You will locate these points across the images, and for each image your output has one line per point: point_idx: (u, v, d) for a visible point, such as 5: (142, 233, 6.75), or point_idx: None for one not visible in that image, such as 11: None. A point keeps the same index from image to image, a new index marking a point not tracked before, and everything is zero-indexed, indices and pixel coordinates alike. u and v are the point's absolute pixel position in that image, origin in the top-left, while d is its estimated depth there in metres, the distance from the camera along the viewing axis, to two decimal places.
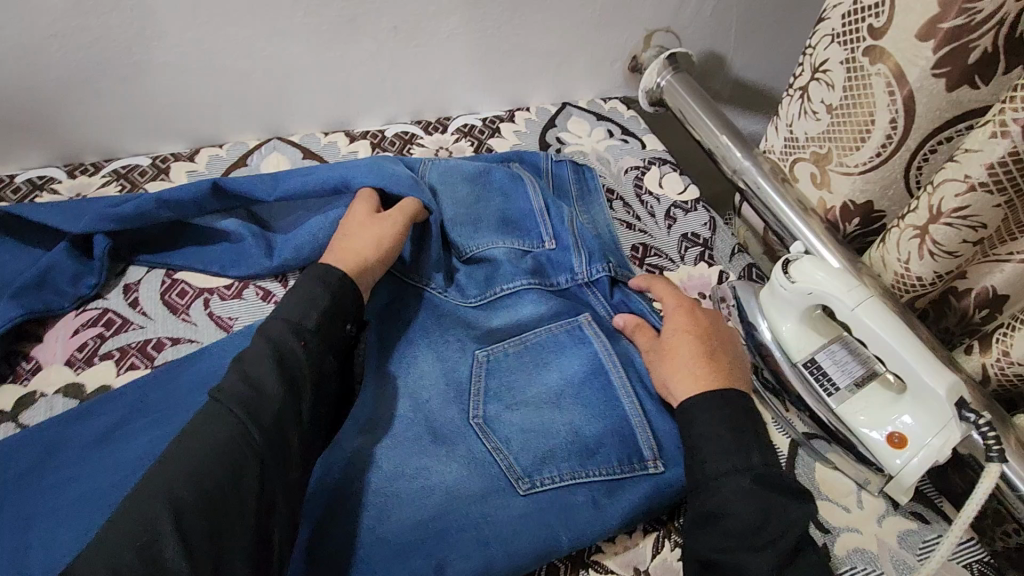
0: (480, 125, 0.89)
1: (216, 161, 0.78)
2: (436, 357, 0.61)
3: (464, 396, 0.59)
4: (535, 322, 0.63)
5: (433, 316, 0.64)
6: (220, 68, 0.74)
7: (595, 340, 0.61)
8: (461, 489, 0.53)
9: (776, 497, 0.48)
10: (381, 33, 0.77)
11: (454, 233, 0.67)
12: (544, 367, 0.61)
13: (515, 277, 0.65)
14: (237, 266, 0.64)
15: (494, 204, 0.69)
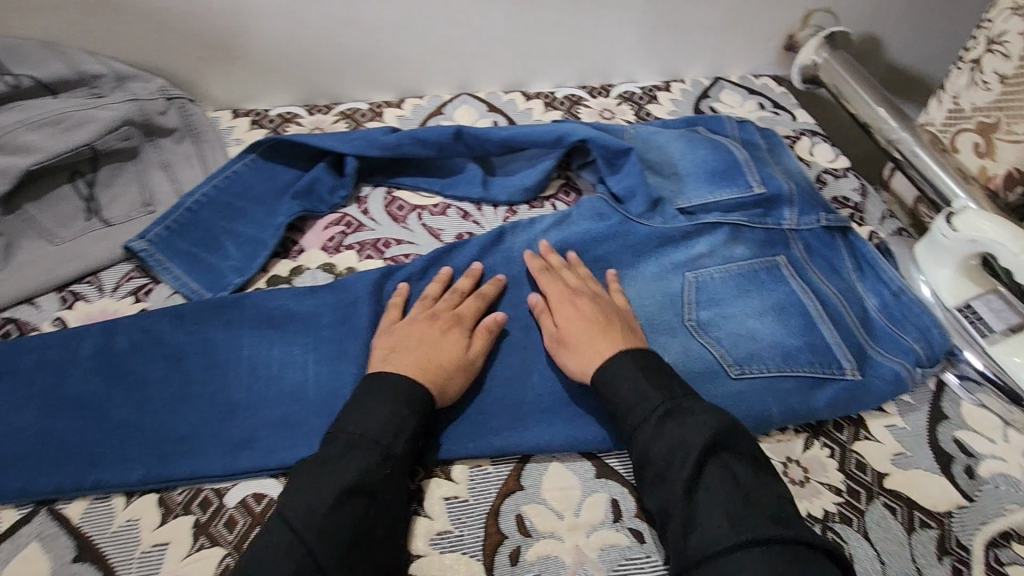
0: (639, 93, 0.97)
1: (419, 108, 0.92)
2: (657, 270, 0.72)
3: (678, 305, 0.69)
4: (741, 255, 0.72)
5: (626, 242, 0.73)
6: (434, 28, 0.88)
7: (791, 281, 0.70)
8: (682, 370, 0.63)
9: (678, 434, 0.50)
10: (568, 3, 0.88)
11: (661, 184, 0.77)
12: (748, 292, 0.70)
13: (723, 215, 0.74)
14: (452, 189, 0.78)
15: (696, 160, 0.79)
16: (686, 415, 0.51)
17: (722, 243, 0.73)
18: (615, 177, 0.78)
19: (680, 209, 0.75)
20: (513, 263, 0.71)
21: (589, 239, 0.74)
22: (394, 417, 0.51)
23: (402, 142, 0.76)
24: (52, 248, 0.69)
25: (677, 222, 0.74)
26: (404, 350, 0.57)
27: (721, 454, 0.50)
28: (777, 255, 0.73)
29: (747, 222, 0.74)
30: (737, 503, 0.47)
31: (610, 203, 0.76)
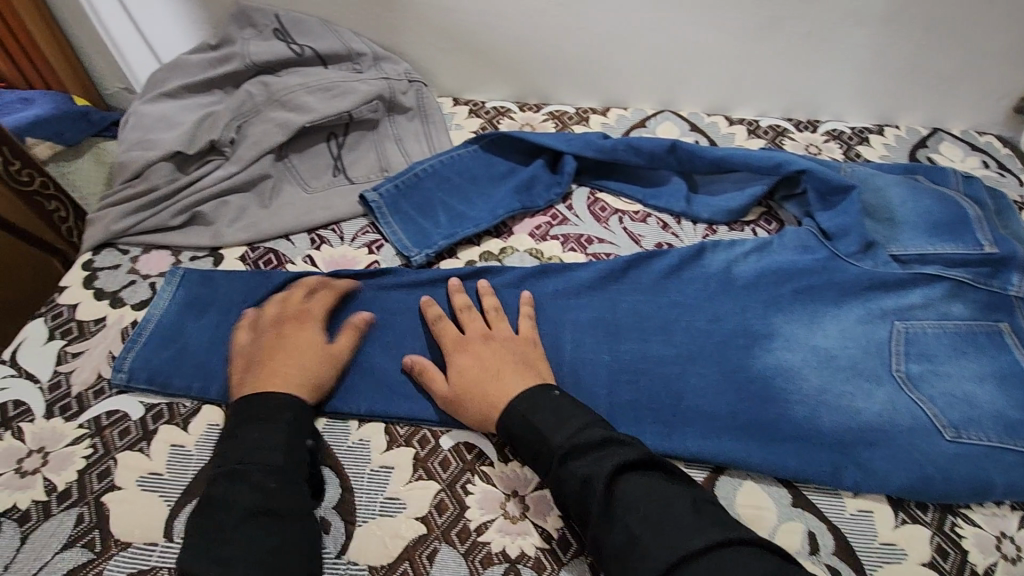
0: (849, 132, 0.94)
1: (622, 119, 0.95)
2: (863, 313, 0.68)
3: (885, 354, 0.66)
4: (956, 315, 0.67)
5: (835, 280, 0.70)
6: (656, 45, 0.91)
7: (1015, 350, 0.66)
8: (885, 418, 0.61)
9: (593, 465, 0.48)
10: (798, 36, 0.88)
11: (876, 227, 0.74)
12: (967, 353, 0.65)
13: (940, 270, 0.70)
14: (655, 199, 0.81)
15: (916, 209, 0.75)
16: (583, 447, 0.50)
17: (937, 297, 0.68)
18: (827, 214, 0.75)
19: (894, 257, 0.72)
20: (712, 280, 0.71)
21: (794, 268, 0.71)
22: (262, 440, 0.51)
23: (619, 148, 0.80)
24: (304, 194, 0.80)
25: (889, 268, 0.70)
26: (271, 356, 0.58)
27: (634, 472, 0.48)
28: (999, 321, 0.68)
29: (973, 281, 0.69)
30: (650, 499, 0.47)
31: (818, 236, 0.74)
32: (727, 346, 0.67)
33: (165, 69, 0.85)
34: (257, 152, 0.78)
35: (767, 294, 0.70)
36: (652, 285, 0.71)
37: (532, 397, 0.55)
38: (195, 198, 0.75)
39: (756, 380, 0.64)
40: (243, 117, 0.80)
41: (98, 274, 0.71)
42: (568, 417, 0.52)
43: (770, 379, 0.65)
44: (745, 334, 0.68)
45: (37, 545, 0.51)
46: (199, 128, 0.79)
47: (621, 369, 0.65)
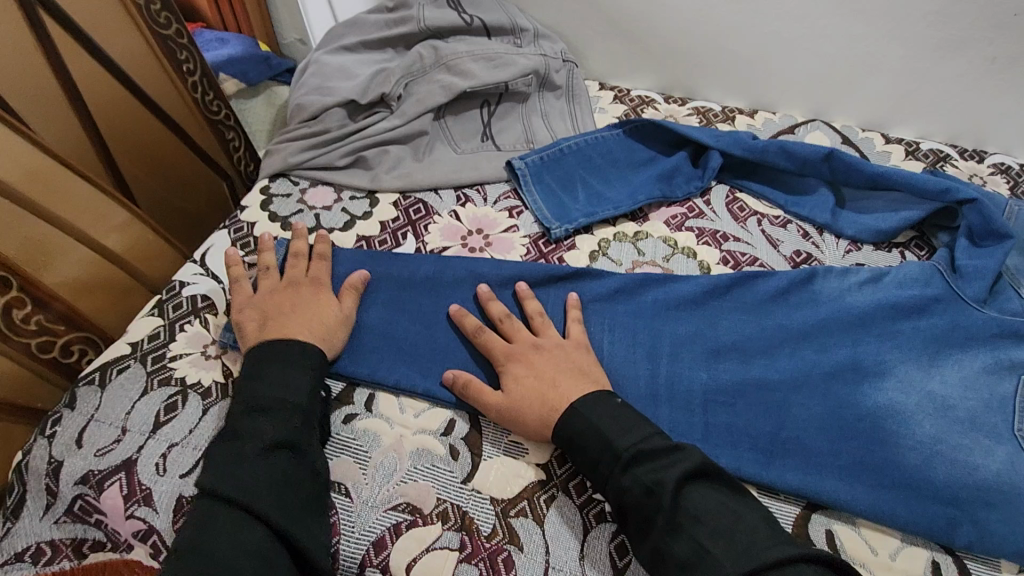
0: (1019, 168, 0.88)
1: (769, 123, 0.94)
2: (979, 362, 0.64)
3: (1009, 411, 0.61)
4: None
5: (972, 323, 0.66)
6: (822, 51, 0.88)
7: None
8: (1007, 480, 0.56)
9: (667, 474, 0.49)
10: (983, 58, 0.82)
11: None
12: None
13: None
14: (797, 206, 0.79)
15: None
16: (651, 454, 0.50)
17: None
18: (967, 251, 0.71)
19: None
20: (823, 305, 0.69)
21: (925, 309, 0.68)
22: (288, 376, 0.56)
23: (769, 151, 0.79)
24: (455, 156, 0.85)
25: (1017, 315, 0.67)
26: (270, 311, 0.62)
27: (699, 481, 0.50)
28: None
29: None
30: (720, 512, 0.48)
31: (942, 268, 0.71)
32: (832, 377, 0.64)
33: (345, 24, 0.92)
34: (420, 109, 0.84)
35: (886, 331, 0.67)
36: (761, 301, 0.70)
37: (587, 405, 0.54)
38: (361, 143, 0.82)
39: (858, 418, 0.61)
40: (410, 76, 0.87)
41: (273, 199, 0.79)
42: (634, 424, 0.52)
43: (883, 412, 0.61)
44: (870, 355, 0.65)
45: (216, 418, 0.57)
46: (372, 81, 0.86)
47: (732, 362, 0.65)
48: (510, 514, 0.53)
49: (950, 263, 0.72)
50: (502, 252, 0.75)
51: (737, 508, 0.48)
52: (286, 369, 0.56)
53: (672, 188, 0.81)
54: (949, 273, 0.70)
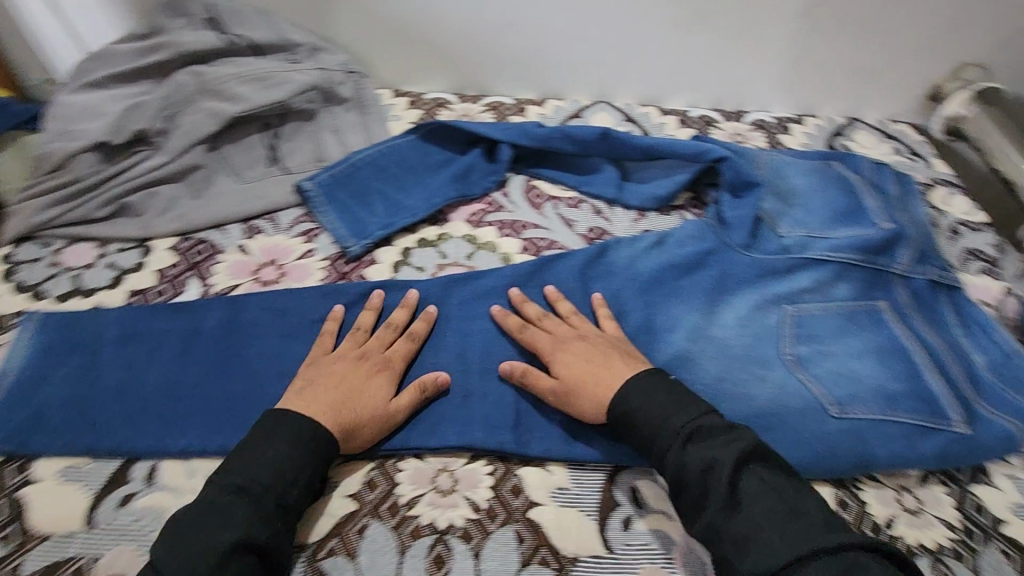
0: (773, 122, 0.99)
1: (558, 110, 0.99)
2: (751, 303, 0.72)
3: (777, 339, 0.69)
4: (842, 300, 0.72)
5: (740, 267, 0.75)
6: (589, 37, 0.94)
7: (895, 326, 0.70)
8: (778, 402, 0.64)
9: (729, 455, 0.51)
10: (720, 29, 0.92)
11: (775, 216, 0.79)
12: (855, 332, 0.70)
13: (839, 251, 0.74)
14: (588, 186, 0.83)
15: (824, 201, 0.80)
16: (706, 433, 0.54)
17: (827, 281, 0.73)
18: (730, 204, 0.80)
19: (779, 246, 0.77)
20: (619, 276, 0.74)
21: (703, 264, 0.75)
22: (276, 456, 0.53)
23: (551, 138, 0.83)
24: (239, 186, 0.79)
25: (775, 253, 0.76)
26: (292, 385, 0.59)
27: (756, 465, 0.52)
28: (877, 300, 0.73)
29: (858, 264, 0.74)
30: (781, 493, 0.50)
31: (713, 222, 0.79)
32: (630, 341, 0.69)
33: (91, 59, 0.83)
34: (188, 141, 0.78)
35: (673, 288, 0.73)
36: (565, 283, 0.73)
37: (634, 386, 0.57)
38: (125, 188, 0.74)
39: None
40: (174, 107, 0.79)
41: (20, 268, 0.70)
42: (679, 401, 0.56)
43: (673, 364, 0.67)
44: (662, 316, 0.71)
45: None
46: (125, 118, 0.77)
47: (540, 347, 0.68)
48: (318, 558, 0.53)
49: (719, 216, 0.80)
50: (299, 280, 0.71)
51: (713, 425, 0.54)
52: (274, 447, 0.53)
53: (469, 187, 0.82)
54: (719, 226, 0.78)
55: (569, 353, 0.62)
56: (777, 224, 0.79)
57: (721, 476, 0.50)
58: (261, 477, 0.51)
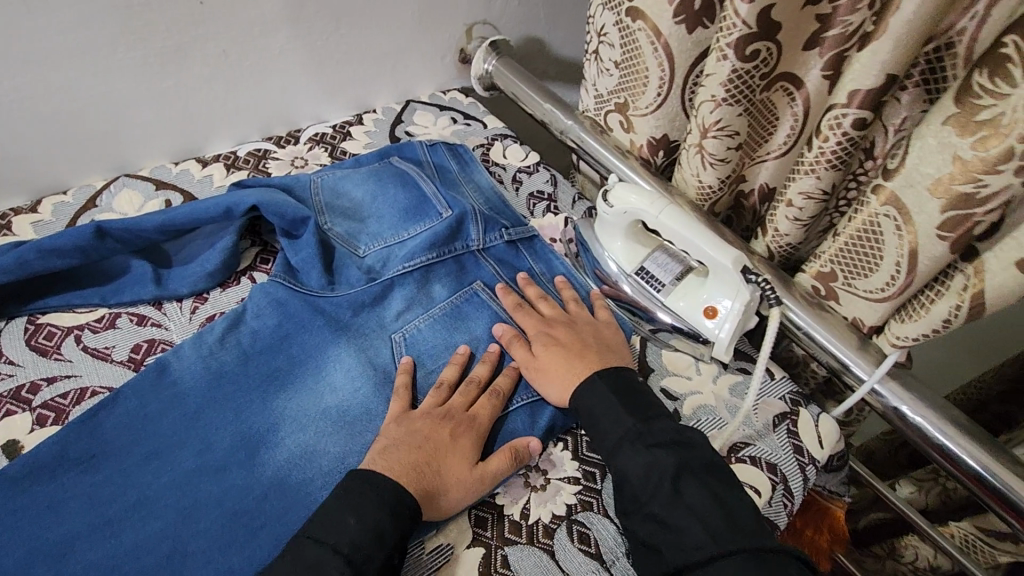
0: (331, 132, 0.94)
1: (62, 207, 0.79)
2: (354, 350, 0.63)
3: (391, 375, 0.63)
4: (438, 300, 0.69)
5: (329, 315, 0.66)
6: (48, 113, 0.74)
7: (492, 303, 0.70)
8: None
9: (665, 458, 0.52)
10: (213, 57, 0.80)
11: (348, 242, 0.73)
12: (460, 329, 0.67)
13: (415, 255, 0.71)
14: (118, 295, 0.66)
15: (392, 205, 0.77)
16: (658, 438, 0.54)
17: (418, 288, 0.70)
18: (292, 248, 0.70)
19: (361, 271, 0.70)
20: (188, 395, 0.59)
21: (287, 332, 0.65)
22: (367, 522, 0.48)
23: (24, 262, 0.62)
24: None
25: (359, 282, 0.69)
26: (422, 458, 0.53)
27: (699, 475, 0.51)
28: (472, 282, 0.72)
29: (436, 259, 0.72)
30: (719, 499, 0.49)
31: (280, 276, 0.68)
32: (222, 472, 0.55)
33: None
34: None
35: (258, 374, 0.61)
36: (111, 443, 0.55)
37: (586, 395, 0.58)
38: None
39: (262, 497, 0.54)
40: None
41: None
42: (618, 397, 0.58)
43: (285, 469, 0.55)
44: (255, 418, 0.58)
45: None
46: None
47: (96, 541, 0.50)
48: None
49: (287, 267, 0.69)
50: None
51: (640, 401, 0.58)
52: (357, 519, 0.48)
53: None
54: (287, 276, 0.68)
55: (555, 345, 0.63)
56: (355, 247, 0.73)
57: (632, 452, 0.53)
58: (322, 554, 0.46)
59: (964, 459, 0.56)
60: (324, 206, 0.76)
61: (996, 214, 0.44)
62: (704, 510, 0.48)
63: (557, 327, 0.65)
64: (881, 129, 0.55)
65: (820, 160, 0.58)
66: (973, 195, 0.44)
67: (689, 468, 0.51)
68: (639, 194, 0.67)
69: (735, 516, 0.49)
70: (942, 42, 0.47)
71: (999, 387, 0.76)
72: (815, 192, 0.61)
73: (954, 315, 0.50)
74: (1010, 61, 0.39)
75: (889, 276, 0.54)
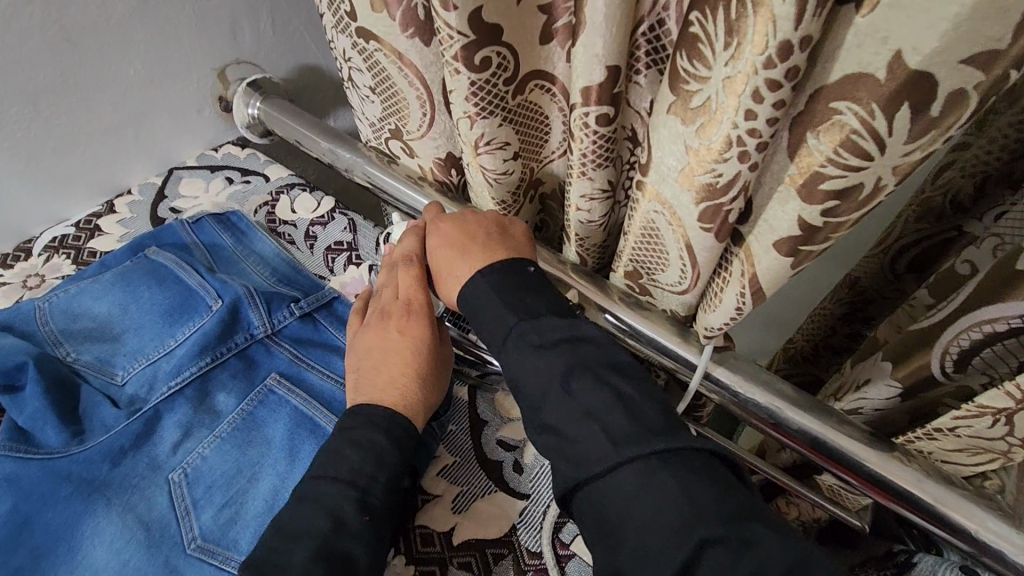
0: (73, 232, 0.77)
1: None
2: (117, 511, 0.52)
3: (170, 528, 0.51)
4: (226, 412, 0.59)
5: (78, 478, 0.53)
6: None
7: (292, 397, 0.60)
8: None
9: (562, 362, 0.44)
10: None
11: (96, 372, 0.60)
12: (256, 441, 0.57)
13: (185, 367, 0.60)
14: None
15: (148, 309, 0.64)
16: (552, 330, 0.45)
17: (196, 406, 0.58)
18: (14, 403, 0.55)
19: (118, 406, 0.57)
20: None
21: (24, 516, 0.51)
22: (366, 446, 0.48)
23: None
24: None
25: (116, 423, 0.56)
26: (375, 370, 0.54)
27: (600, 372, 0.43)
28: (265, 377, 0.61)
29: (214, 363, 0.61)
30: (625, 399, 0.42)
31: (1, 446, 0.53)
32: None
33: None
34: None
35: None
36: None
37: (469, 293, 0.50)
38: None
39: None
40: None
41: None
42: (508, 285, 0.48)
43: None
44: None
45: None
46: None
47: None
48: None
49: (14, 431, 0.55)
50: None
51: (532, 295, 0.48)
52: (354, 442, 0.48)
53: None
54: (14, 444, 0.54)
55: (443, 250, 0.54)
56: (111, 374, 0.60)
57: (519, 352, 0.45)
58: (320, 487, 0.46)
59: (795, 427, 0.54)
60: (57, 335, 0.61)
61: (742, 200, 0.40)
62: (605, 411, 0.41)
63: (441, 228, 0.55)
64: (634, 115, 0.51)
65: (586, 161, 0.53)
66: (713, 185, 0.39)
67: (588, 367, 0.44)
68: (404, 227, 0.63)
69: (642, 417, 0.41)
70: (654, 20, 0.44)
71: (839, 310, 0.74)
72: (595, 191, 0.56)
73: (742, 304, 0.47)
74: (699, 41, 0.34)
75: (679, 272, 0.51)
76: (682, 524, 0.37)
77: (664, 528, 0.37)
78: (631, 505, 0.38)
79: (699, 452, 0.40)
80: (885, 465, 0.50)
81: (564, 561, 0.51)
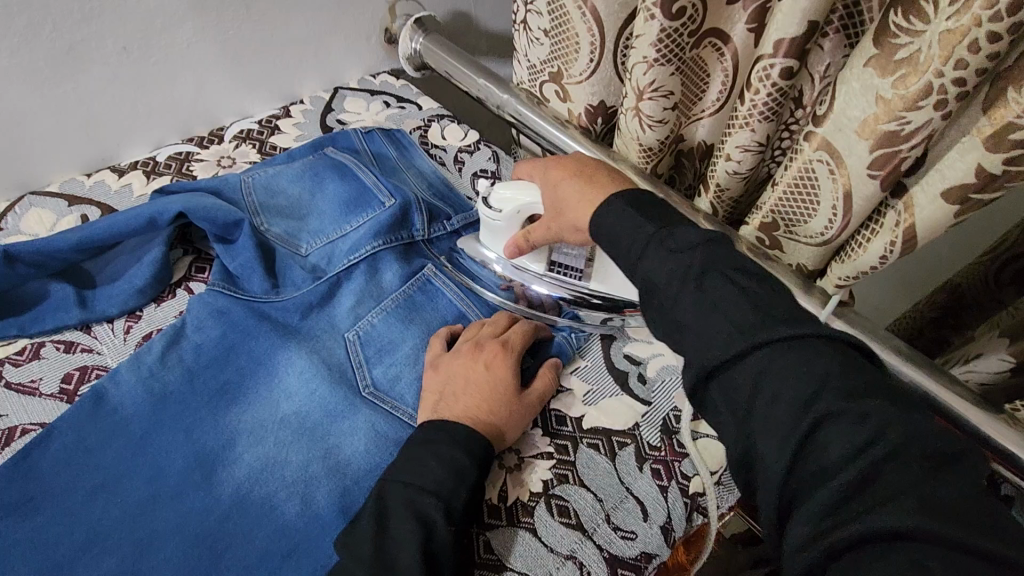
0: (256, 127, 0.90)
1: None
2: (306, 352, 0.61)
3: (349, 373, 0.61)
4: (392, 289, 0.67)
5: (277, 323, 0.63)
6: None
7: (446, 290, 0.69)
8: (373, 454, 0.56)
9: (703, 265, 0.43)
10: (112, 56, 0.73)
11: (289, 242, 0.69)
12: (419, 318, 0.66)
13: (361, 248, 0.68)
14: (39, 323, 0.61)
15: (331, 198, 0.73)
16: (681, 247, 0.45)
17: (371, 280, 0.67)
18: (227, 253, 0.66)
19: (306, 270, 0.67)
20: (131, 424, 0.55)
21: (232, 344, 0.61)
22: (447, 461, 0.49)
23: None
24: None
25: (305, 284, 0.66)
26: (469, 388, 0.56)
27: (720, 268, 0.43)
28: (424, 268, 0.70)
29: (384, 246, 0.69)
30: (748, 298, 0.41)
31: (219, 284, 0.64)
32: (177, 499, 0.52)
33: None
34: None
35: (204, 392, 0.58)
36: (51, 484, 0.51)
37: (600, 216, 0.51)
38: None
39: (225, 520, 0.51)
40: None
41: None
42: (646, 210, 0.50)
43: (246, 488, 0.53)
44: (206, 437, 0.55)
45: None
46: None
47: None
48: None
49: (225, 275, 0.65)
50: None
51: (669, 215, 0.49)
52: (438, 459, 0.49)
53: None
54: (226, 284, 0.64)
55: (565, 180, 0.57)
56: (295, 245, 0.69)
57: (659, 252, 0.46)
58: (408, 487, 0.48)
59: (907, 383, 0.59)
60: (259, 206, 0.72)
61: (920, 149, 0.45)
62: (733, 303, 0.41)
63: (565, 166, 0.58)
64: (808, 77, 0.56)
65: (753, 112, 0.58)
66: (896, 133, 0.45)
67: (717, 265, 0.44)
68: (517, 187, 0.63)
69: (768, 306, 0.41)
70: None
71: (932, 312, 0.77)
72: (751, 145, 0.61)
73: (889, 251, 0.52)
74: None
75: (826, 220, 0.55)
76: (816, 405, 0.37)
77: (791, 406, 0.37)
78: (764, 387, 0.38)
79: (832, 334, 0.39)
80: (989, 422, 0.55)
81: (681, 456, 0.58)
